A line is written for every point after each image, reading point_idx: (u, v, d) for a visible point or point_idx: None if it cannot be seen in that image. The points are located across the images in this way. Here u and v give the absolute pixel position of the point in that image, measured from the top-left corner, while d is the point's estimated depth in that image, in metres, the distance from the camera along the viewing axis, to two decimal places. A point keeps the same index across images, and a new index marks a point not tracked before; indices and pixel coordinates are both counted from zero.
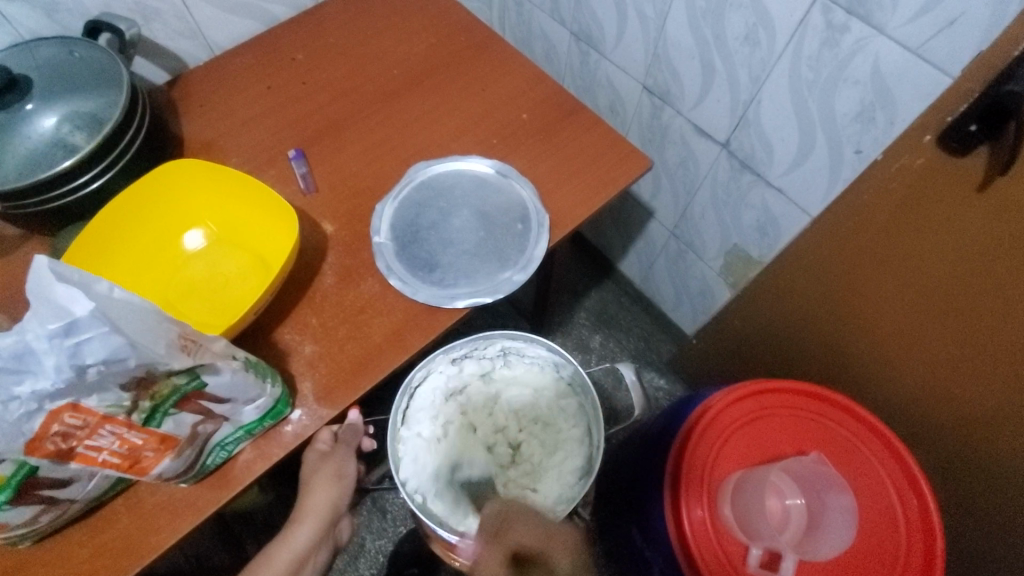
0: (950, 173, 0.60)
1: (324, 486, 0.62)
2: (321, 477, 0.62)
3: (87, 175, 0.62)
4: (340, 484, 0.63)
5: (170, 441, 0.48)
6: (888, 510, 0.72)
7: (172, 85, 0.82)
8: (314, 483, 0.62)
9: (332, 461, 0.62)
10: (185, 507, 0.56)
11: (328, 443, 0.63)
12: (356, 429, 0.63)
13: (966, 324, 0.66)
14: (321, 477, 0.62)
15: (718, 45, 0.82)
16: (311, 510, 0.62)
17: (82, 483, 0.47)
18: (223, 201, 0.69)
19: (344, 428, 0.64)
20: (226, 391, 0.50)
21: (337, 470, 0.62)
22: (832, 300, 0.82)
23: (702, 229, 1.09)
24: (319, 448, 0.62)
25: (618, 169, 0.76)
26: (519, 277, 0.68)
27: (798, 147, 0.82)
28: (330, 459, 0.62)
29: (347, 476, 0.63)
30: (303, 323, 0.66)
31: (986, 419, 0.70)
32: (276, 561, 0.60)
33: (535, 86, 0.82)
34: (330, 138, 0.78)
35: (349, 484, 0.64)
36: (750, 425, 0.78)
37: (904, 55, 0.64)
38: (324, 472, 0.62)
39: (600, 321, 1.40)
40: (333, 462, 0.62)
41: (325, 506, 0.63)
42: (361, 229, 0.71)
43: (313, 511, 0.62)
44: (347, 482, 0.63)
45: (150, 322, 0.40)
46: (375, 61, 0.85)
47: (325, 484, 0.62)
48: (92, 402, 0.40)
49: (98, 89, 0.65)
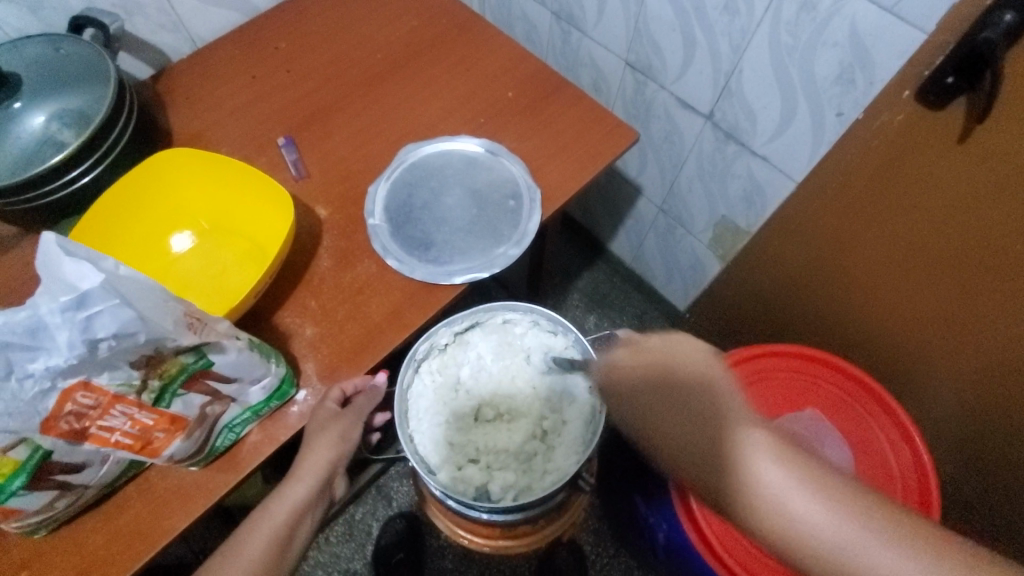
0: (930, 127, 0.62)
1: (327, 446, 0.59)
2: (326, 435, 0.59)
3: (77, 170, 0.62)
4: (343, 446, 0.60)
5: (179, 422, 0.48)
6: (881, 459, 0.74)
7: (156, 78, 0.82)
8: (316, 440, 0.59)
9: (338, 421, 0.59)
10: (195, 491, 0.57)
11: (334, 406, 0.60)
12: (374, 393, 0.62)
13: (957, 277, 0.68)
14: (325, 437, 0.59)
15: (698, 16, 0.83)
16: (308, 467, 0.58)
17: (95, 467, 0.48)
18: (215, 191, 0.70)
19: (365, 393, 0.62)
20: (233, 370, 0.51)
21: (342, 432, 0.60)
22: (820, 261, 0.84)
23: (690, 203, 1.11)
24: (326, 410, 0.60)
25: (605, 143, 0.77)
26: (514, 252, 0.69)
27: (780, 113, 0.83)
28: (339, 421, 0.59)
29: (351, 439, 0.61)
30: (302, 306, 0.66)
31: (979, 370, 0.72)
32: (276, 516, 0.56)
33: (519, 64, 0.83)
34: (318, 125, 0.78)
35: (350, 448, 0.61)
36: (746, 388, 0.80)
37: (879, 14, 0.65)
38: (329, 432, 0.59)
39: (593, 301, 1.42)
40: (341, 425, 0.59)
41: (325, 465, 0.59)
42: (354, 212, 0.72)
43: (312, 470, 0.58)
44: (351, 444, 0.61)
45: (157, 299, 0.40)
46: (358, 47, 0.85)
47: (328, 444, 0.59)
48: (104, 380, 0.41)
49: (84, 84, 0.65)
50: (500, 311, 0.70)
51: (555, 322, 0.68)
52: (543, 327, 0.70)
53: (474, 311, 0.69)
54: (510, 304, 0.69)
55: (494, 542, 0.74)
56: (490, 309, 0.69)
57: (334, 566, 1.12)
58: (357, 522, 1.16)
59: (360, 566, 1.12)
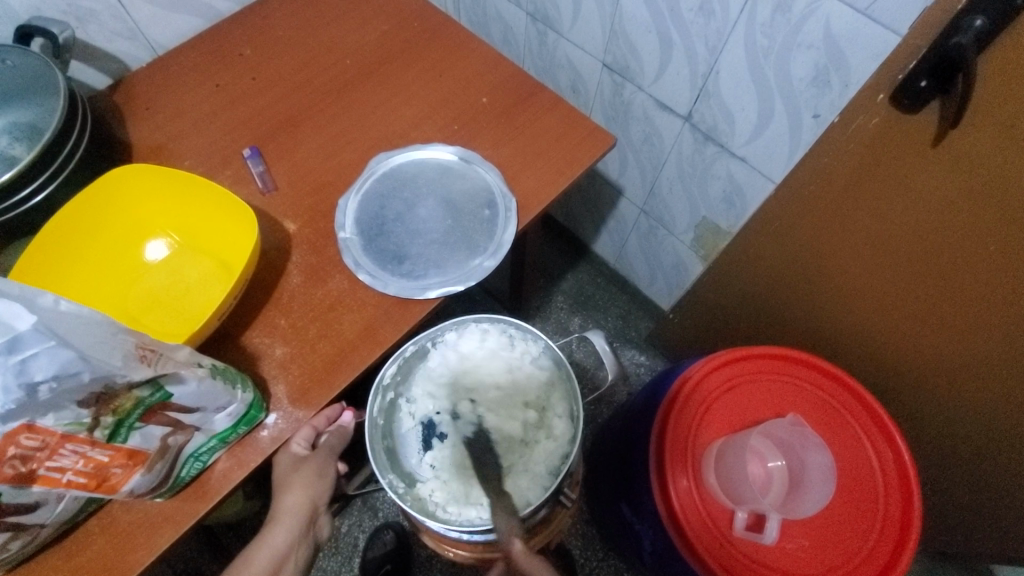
0: (904, 131, 0.61)
1: (302, 486, 0.58)
2: (299, 478, 0.58)
3: (27, 187, 0.58)
4: (319, 484, 0.60)
5: (138, 456, 0.46)
6: (865, 464, 0.74)
7: (114, 88, 0.78)
8: (291, 483, 0.58)
9: (310, 465, 0.58)
10: (162, 522, 0.55)
11: (304, 451, 0.59)
12: (343, 433, 0.61)
13: (934, 275, 0.67)
14: (299, 479, 0.58)
15: (673, 17, 0.81)
16: (286, 510, 0.59)
17: (50, 506, 0.46)
18: (177, 207, 0.67)
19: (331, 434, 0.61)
20: (194, 400, 0.49)
21: (317, 471, 0.59)
22: (800, 260, 0.83)
23: (670, 204, 1.10)
24: (294, 455, 0.58)
25: (582, 148, 0.76)
26: (490, 263, 0.67)
27: (757, 115, 0.82)
28: (310, 462, 0.59)
29: (327, 477, 0.60)
30: (271, 325, 0.64)
31: (962, 365, 0.72)
32: (256, 564, 0.56)
33: (493, 68, 0.81)
34: (285, 135, 0.76)
35: (329, 484, 0.61)
36: (728, 392, 0.79)
37: (854, 16, 0.64)
38: (302, 474, 0.58)
39: (578, 303, 1.41)
40: (313, 466, 0.59)
41: (303, 506, 0.59)
42: (324, 226, 0.70)
43: (290, 512, 0.59)
44: (329, 481, 0.60)
45: (103, 332, 0.39)
46: (327, 52, 0.82)
47: (303, 486, 0.59)
48: (49, 421, 0.38)
49: (33, 96, 0.61)
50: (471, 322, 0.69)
51: (524, 330, 0.68)
52: (513, 335, 0.69)
53: (444, 325, 0.68)
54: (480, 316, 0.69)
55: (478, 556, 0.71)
56: (461, 322, 0.69)
57: None
58: (344, 535, 1.14)
59: None
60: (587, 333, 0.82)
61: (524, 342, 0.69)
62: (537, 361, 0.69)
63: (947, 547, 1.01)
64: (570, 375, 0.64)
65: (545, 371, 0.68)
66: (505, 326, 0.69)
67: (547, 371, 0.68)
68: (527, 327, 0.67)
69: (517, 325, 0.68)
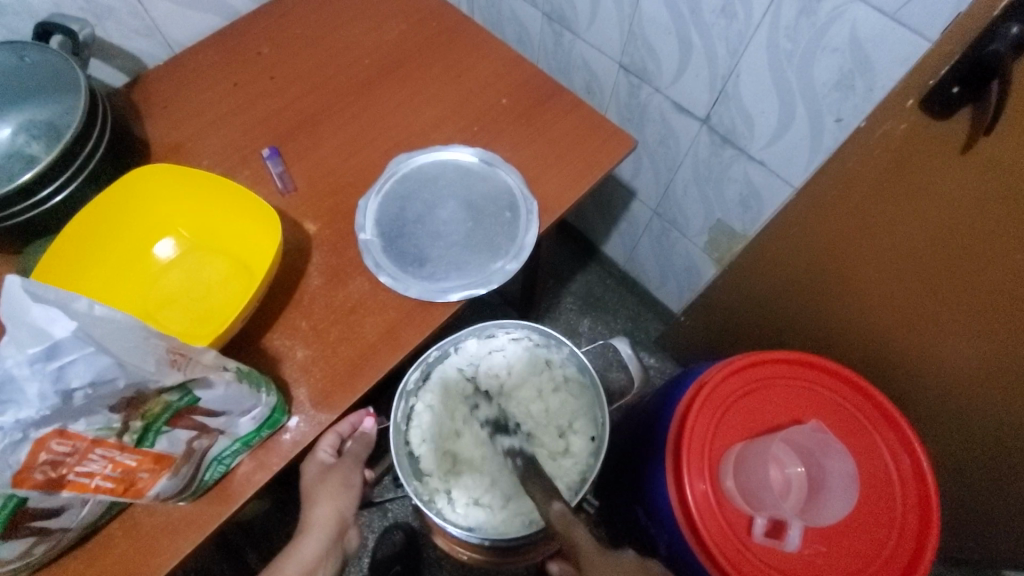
0: (935, 137, 0.60)
1: (331, 495, 0.60)
2: (328, 486, 0.60)
3: (48, 187, 0.58)
4: (346, 493, 0.61)
5: (164, 460, 0.46)
6: (883, 469, 0.74)
7: (132, 86, 0.78)
8: (319, 493, 0.60)
9: (339, 470, 0.61)
10: (184, 526, 0.54)
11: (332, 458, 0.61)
12: (367, 439, 0.63)
13: (958, 285, 0.67)
14: (327, 488, 0.60)
15: (694, 19, 0.81)
16: (317, 521, 0.59)
17: (75, 510, 0.45)
18: (197, 208, 0.66)
19: (356, 440, 0.63)
20: (220, 404, 0.48)
21: (344, 479, 0.61)
22: (819, 264, 0.83)
23: (685, 207, 1.10)
24: (322, 461, 0.60)
25: (603, 151, 0.75)
26: (512, 266, 0.67)
27: (778, 118, 0.82)
28: (337, 470, 0.61)
29: (353, 485, 0.62)
30: (292, 327, 0.63)
31: (982, 374, 0.71)
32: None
33: (512, 69, 0.80)
34: (304, 135, 0.75)
35: (355, 495, 0.62)
36: (747, 397, 0.79)
37: (881, 20, 0.64)
38: (330, 481, 0.60)
39: (588, 305, 1.40)
40: (340, 473, 0.61)
41: (333, 516, 0.59)
42: (344, 227, 0.69)
43: (320, 523, 0.59)
44: (355, 492, 0.62)
45: (136, 338, 0.38)
46: (345, 52, 0.82)
47: (331, 495, 0.60)
48: (81, 426, 0.38)
49: (52, 94, 0.61)
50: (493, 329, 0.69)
51: (547, 335, 0.68)
52: (537, 341, 0.70)
53: (467, 330, 0.68)
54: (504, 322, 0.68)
55: (492, 559, 0.71)
56: (484, 327, 0.68)
57: None
58: None
59: None
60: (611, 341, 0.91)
61: (547, 348, 0.69)
62: (560, 368, 0.69)
63: (961, 553, 1.00)
64: (596, 383, 0.65)
65: (568, 378, 0.68)
66: (528, 332, 0.69)
67: (569, 378, 0.68)
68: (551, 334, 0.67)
69: (540, 331, 0.68)
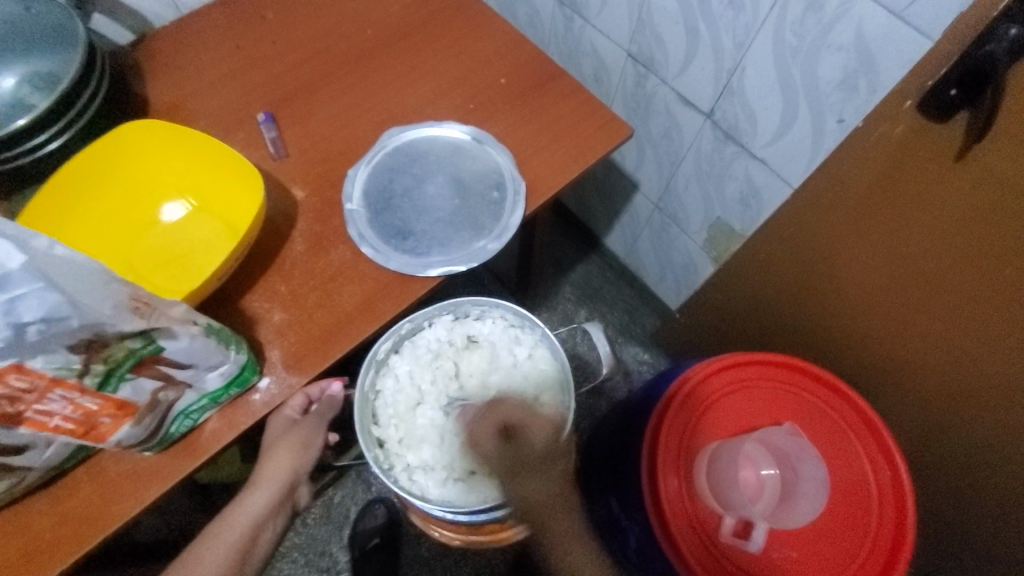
0: (929, 142, 0.59)
1: (286, 453, 0.63)
2: (286, 443, 0.62)
3: (43, 134, 0.59)
4: (303, 452, 0.64)
5: (128, 407, 0.46)
6: (861, 479, 0.73)
7: (136, 44, 0.78)
8: (277, 449, 0.63)
9: (300, 429, 0.63)
10: (149, 476, 0.56)
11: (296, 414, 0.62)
12: (333, 401, 0.65)
13: (949, 292, 0.65)
14: (286, 443, 0.62)
15: (702, 9, 0.79)
16: (269, 476, 0.62)
17: (38, 450, 0.46)
18: (186, 165, 0.67)
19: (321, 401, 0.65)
20: (187, 356, 0.49)
21: (303, 439, 0.63)
22: (812, 268, 0.81)
23: (685, 202, 1.08)
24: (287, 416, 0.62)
25: (598, 136, 0.74)
26: (494, 246, 0.67)
27: (780, 115, 0.80)
28: (297, 429, 0.63)
29: (313, 446, 0.64)
30: (272, 290, 0.64)
31: (971, 387, 0.69)
32: (234, 526, 0.60)
33: (514, 49, 0.80)
34: (300, 102, 0.75)
35: (312, 455, 0.65)
36: (726, 396, 0.78)
37: (888, 19, 0.62)
38: (288, 440, 0.63)
39: (585, 295, 1.40)
40: (300, 432, 0.63)
41: (285, 472, 0.63)
42: (331, 195, 0.69)
43: (271, 478, 0.62)
44: (312, 450, 0.64)
45: (95, 281, 0.39)
46: (349, 22, 0.82)
47: (288, 451, 0.63)
48: (38, 363, 0.39)
49: (54, 46, 0.62)
50: (467, 305, 0.71)
51: (521, 316, 0.70)
52: (511, 321, 0.71)
53: (441, 304, 0.70)
54: (477, 299, 0.70)
55: (463, 536, 0.73)
56: (457, 302, 0.70)
57: (310, 547, 1.11)
58: (335, 505, 1.14)
59: (337, 549, 1.11)
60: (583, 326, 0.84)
61: (520, 328, 0.71)
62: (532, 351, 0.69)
63: None
64: (563, 364, 0.66)
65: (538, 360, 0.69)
66: (501, 310, 0.71)
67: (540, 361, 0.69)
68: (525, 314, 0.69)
69: (514, 310, 0.70)
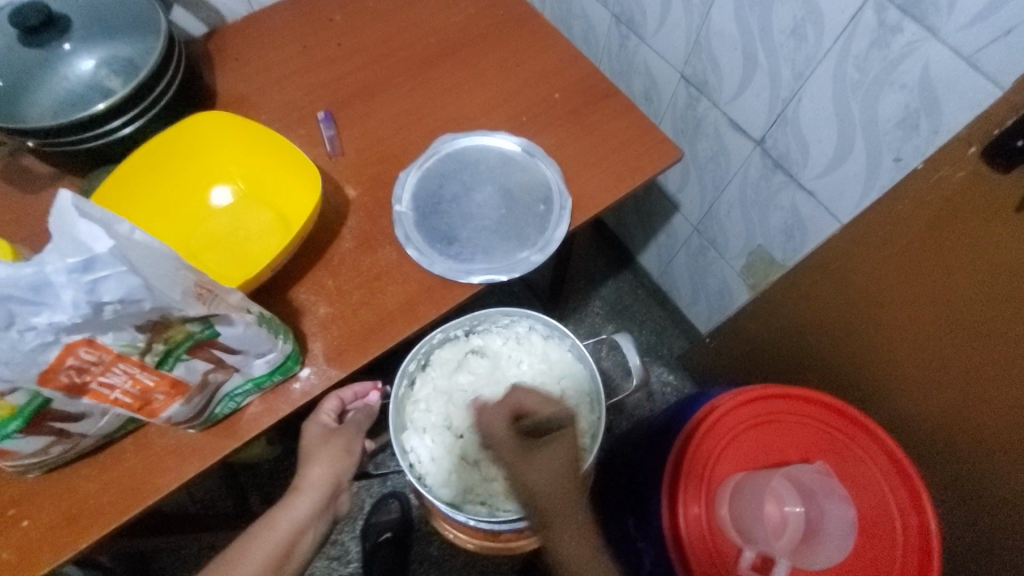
0: (991, 190, 0.57)
1: (327, 460, 0.63)
2: (328, 450, 0.63)
3: (119, 119, 0.62)
4: (345, 460, 0.64)
5: (180, 386, 0.48)
6: (886, 525, 0.71)
7: (209, 37, 0.82)
8: (318, 455, 0.63)
9: (341, 437, 0.65)
10: (190, 452, 0.58)
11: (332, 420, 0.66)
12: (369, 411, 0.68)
13: (987, 343, 0.64)
14: (328, 450, 0.63)
15: (763, 38, 0.79)
16: (311, 483, 0.61)
17: (93, 419, 0.49)
18: (250, 156, 0.70)
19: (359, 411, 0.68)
20: (238, 343, 0.50)
21: (345, 445, 0.65)
22: (852, 304, 0.80)
23: (726, 228, 1.08)
24: (320, 420, 0.66)
25: (646, 158, 0.75)
26: (536, 259, 0.68)
27: (835, 149, 0.79)
28: (338, 434, 0.65)
29: (352, 454, 0.65)
30: (318, 284, 0.66)
31: (1001, 442, 0.68)
32: (276, 531, 0.59)
33: (570, 64, 0.81)
34: (359, 103, 0.78)
35: (352, 463, 0.65)
36: (755, 427, 0.77)
37: (955, 62, 0.61)
38: (328, 448, 0.64)
39: (614, 312, 1.40)
40: (341, 438, 0.65)
41: (328, 479, 0.62)
42: (382, 195, 0.71)
43: (314, 484, 0.61)
44: (353, 459, 0.65)
45: (167, 267, 0.41)
46: (411, 28, 0.84)
47: (331, 457, 0.63)
48: (108, 339, 0.41)
49: (133, 32, 0.65)
50: (496, 316, 0.72)
51: (552, 326, 0.70)
52: (540, 331, 0.72)
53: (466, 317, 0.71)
54: (506, 311, 0.71)
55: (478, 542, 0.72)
56: (484, 314, 0.71)
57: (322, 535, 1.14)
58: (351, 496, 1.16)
59: (348, 539, 1.13)
60: (616, 333, 0.78)
61: (547, 336, 0.72)
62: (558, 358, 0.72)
63: None
64: (594, 372, 0.68)
65: (565, 367, 0.71)
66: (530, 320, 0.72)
67: (567, 368, 0.72)
68: (553, 324, 0.70)
69: (542, 322, 0.71)
